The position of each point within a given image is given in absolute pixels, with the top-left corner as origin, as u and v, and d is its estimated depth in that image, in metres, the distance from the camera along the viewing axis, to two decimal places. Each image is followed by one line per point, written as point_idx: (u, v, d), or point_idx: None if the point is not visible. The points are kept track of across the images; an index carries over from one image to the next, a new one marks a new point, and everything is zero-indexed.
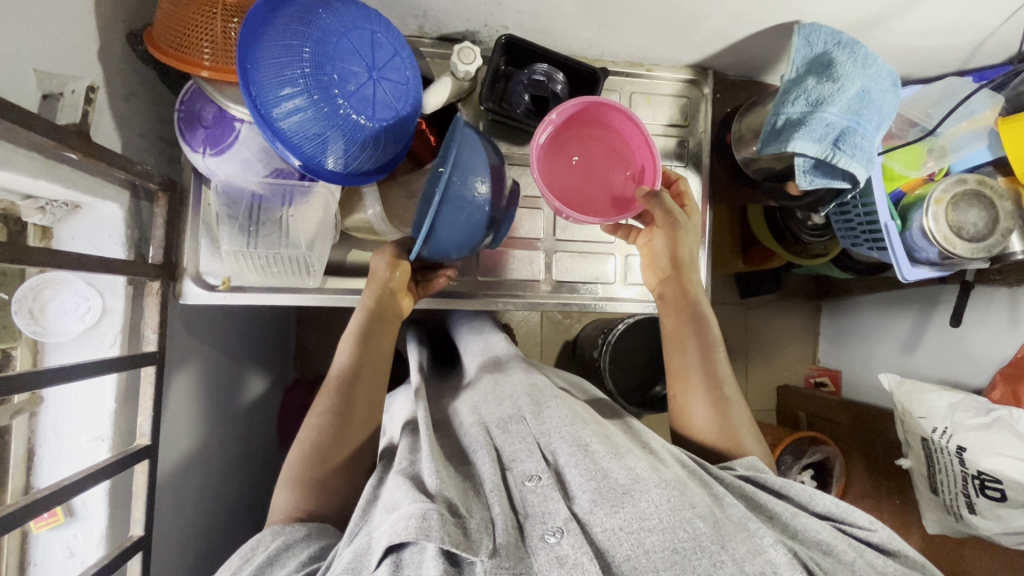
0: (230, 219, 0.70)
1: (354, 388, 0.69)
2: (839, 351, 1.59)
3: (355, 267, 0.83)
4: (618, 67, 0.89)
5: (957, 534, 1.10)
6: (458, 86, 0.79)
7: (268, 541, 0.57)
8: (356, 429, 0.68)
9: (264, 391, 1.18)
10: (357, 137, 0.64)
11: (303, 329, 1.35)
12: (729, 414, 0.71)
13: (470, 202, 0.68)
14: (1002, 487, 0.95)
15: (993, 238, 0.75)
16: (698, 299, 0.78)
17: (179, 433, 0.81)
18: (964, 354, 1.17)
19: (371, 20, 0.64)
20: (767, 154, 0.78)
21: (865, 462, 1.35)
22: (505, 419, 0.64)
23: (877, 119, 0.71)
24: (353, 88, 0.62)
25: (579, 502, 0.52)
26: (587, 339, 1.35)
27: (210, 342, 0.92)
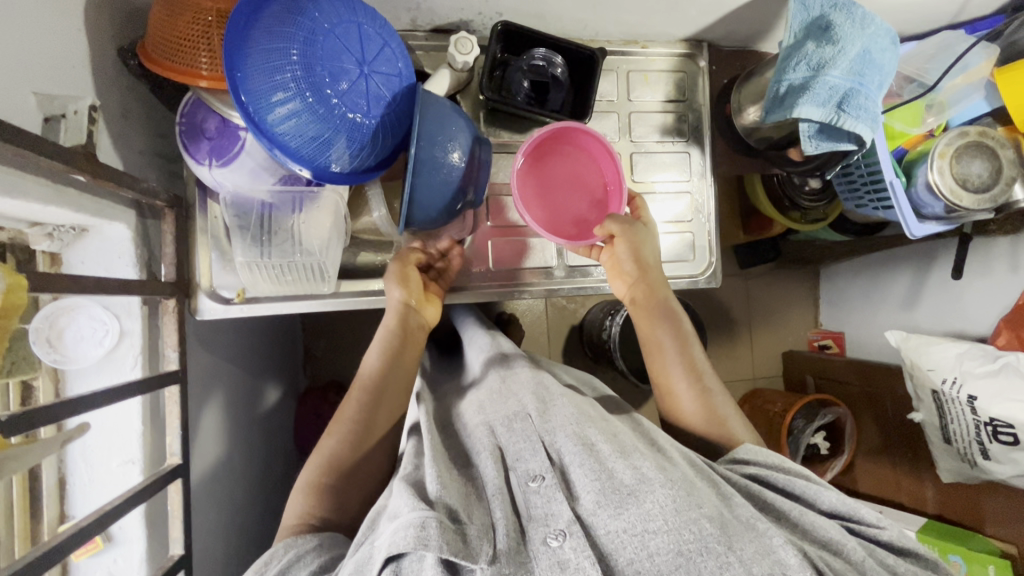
0: (241, 231, 0.69)
1: (380, 403, 0.69)
2: (840, 312, 1.61)
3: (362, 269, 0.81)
4: (614, 46, 0.88)
5: (971, 480, 1.13)
6: (456, 77, 0.78)
7: (281, 554, 0.57)
8: (375, 430, 0.68)
9: (279, 401, 1.18)
10: (358, 135, 0.64)
11: (310, 335, 1.35)
12: (718, 403, 0.73)
13: (446, 167, 0.67)
14: (1014, 431, 0.97)
15: (998, 187, 0.76)
16: (667, 295, 0.79)
17: (204, 449, 0.80)
18: (965, 307, 1.19)
19: (356, 10, 0.62)
20: (772, 121, 0.78)
21: (875, 419, 1.38)
22: (508, 417, 0.63)
23: (878, 78, 0.72)
24: (346, 85, 0.61)
25: (583, 503, 0.52)
26: (593, 323, 1.36)
27: (226, 356, 0.91)
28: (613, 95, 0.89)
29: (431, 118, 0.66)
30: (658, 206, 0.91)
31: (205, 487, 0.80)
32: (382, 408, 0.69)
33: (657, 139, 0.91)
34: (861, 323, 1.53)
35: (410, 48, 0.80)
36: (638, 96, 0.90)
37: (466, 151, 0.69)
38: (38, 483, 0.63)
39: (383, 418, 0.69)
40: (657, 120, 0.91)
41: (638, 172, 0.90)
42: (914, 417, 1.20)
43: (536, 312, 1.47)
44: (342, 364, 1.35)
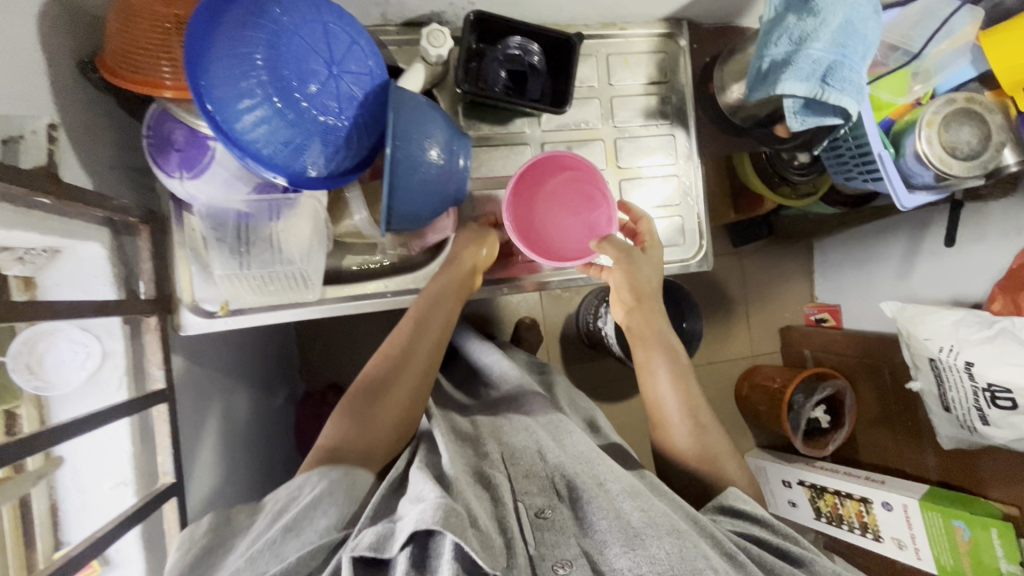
0: (218, 243, 0.67)
1: (410, 356, 0.75)
2: (836, 285, 1.61)
3: (349, 273, 0.81)
4: (592, 30, 0.86)
5: (971, 445, 1.13)
6: (431, 71, 0.76)
7: (312, 483, 0.62)
8: (410, 366, 0.74)
9: (277, 408, 1.18)
10: (332, 138, 0.62)
11: (305, 340, 1.34)
12: (711, 441, 0.77)
13: (424, 165, 0.65)
14: (1012, 396, 0.97)
15: (988, 153, 0.75)
16: (663, 329, 0.82)
17: (202, 464, 0.79)
18: (960, 274, 1.19)
19: (320, 8, 0.60)
20: (754, 99, 0.76)
21: (875, 390, 1.38)
22: (522, 451, 0.72)
23: (862, 48, 0.70)
24: (316, 87, 0.59)
25: (588, 545, 0.57)
26: (587, 311, 1.35)
27: (218, 369, 0.90)
28: (593, 81, 0.87)
29: (406, 112, 0.64)
30: (646, 189, 0.90)
31: (206, 501, 0.79)
32: (419, 345, 0.76)
33: (641, 123, 0.89)
34: (857, 294, 1.52)
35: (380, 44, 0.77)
36: (619, 80, 0.88)
37: (445, 147, 0.68)
38: (28, 511, 0.58)
39: (413, 369, 0.74)
40: (640, 103, 0.89)
41: (623, 157, 0.89)
42: (914, 387, 1.20)
43: (530, 303, 1.46)
44: (339, 368, 1.35)
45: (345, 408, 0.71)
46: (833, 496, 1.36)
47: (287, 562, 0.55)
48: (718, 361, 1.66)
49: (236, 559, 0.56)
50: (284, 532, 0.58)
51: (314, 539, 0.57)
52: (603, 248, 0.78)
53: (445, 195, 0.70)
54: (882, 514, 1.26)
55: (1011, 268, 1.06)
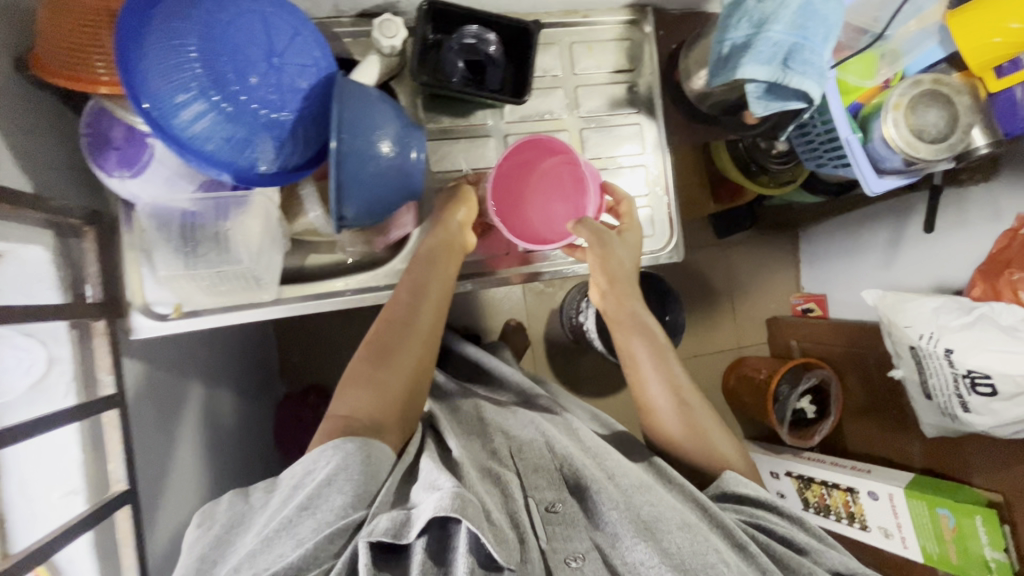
0: (162, 242, 0.65)
1: (415, 316, 0.73)
2: (821, 275, 1.59)
3: (313, 271, 0.80)
4: (553, 18, 0.84)
5: (954, 433, 1.12)
6: (386, 63, 0.74)
7: (327, 457, 0.61)
8: (415, 333, 0.72)
9: (255, 411, 1.16)
10: (278, 132, 0.60)
11: (284, 342, 1.33)
12: (697, 417, 0.77)
13: (375, 157, 0.64)
14: (992, 381, 0.97)
15: (955, 136, 0.73)
16: (640, 309, 0.81)
17: (166, 470, 0.78)
18: (942, 260, 1.18)
19: None
20: (717, 85, 0.75)
21: (860, 379, 1.37)
22: (525, 446, 0.77)
23: (824, 30, 0.67)
24: (256, 80, 0.57)
25: (600, 539, 0.64)
26: (570, 306, 1.34)
27: (185, 374, 0.88)
28: (558, 70, 0.85)
29: (354, 104, 0.62)
30: (615, 179, 0.88)
31: (173, 507, 0.78)
32: (422, 311, 0.73)
33: (608, 114, 0.87)
34: (841, 282, 1.51)
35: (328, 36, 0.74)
36: (584, 69, 0.86)
37: (397, 141, 0.66)
38: None
39: (419, 330, 0.72)
40: (606, 92, 0.87)
41: (589, 148, 0.87)
42: (895, 375, 1.19)
43: (511, 299, 1.45)
44: (319, 370, 1.34)
45: (355, 376, 0.69)
46: (820, 486, 1.35)
47: (304, 542, 0.55)
48: (705, 354, 1.65)
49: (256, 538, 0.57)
50: (300, 510, 0.57)
51: (331, 519, 0.57)
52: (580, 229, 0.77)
53: (399, 189, 0.68)
54: (868, 503, 1.25)
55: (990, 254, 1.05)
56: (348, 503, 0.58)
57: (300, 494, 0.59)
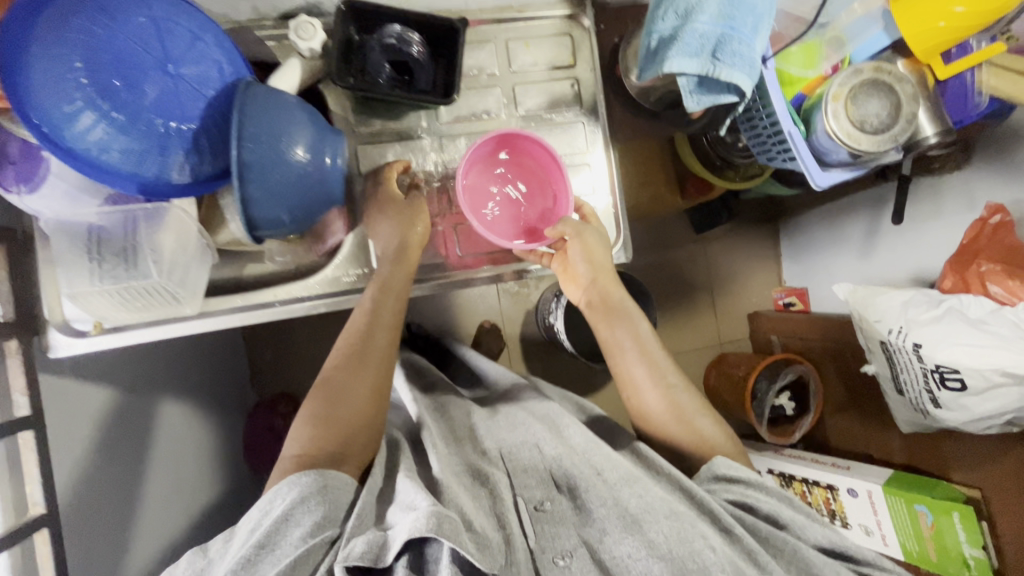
0: (66, 257, 0.62)
1: (371, 343, 0.71)
2: (803, 269, 1.53)
3: (254, 280, 0.78)
4: (488, 15, 0.82)
5: (927, 428, 1.08)
6: (310, 66, 0.72)
7: (285, 492, 0.58)
8: (372, 356, 0.71)
9: (225, 424, 1.13)
10: (182, 143, 0.59)
11: (254, 349, 1.30)
12: (681, 399, 0.75)
13: (286, 165, 0.62)
14: (960, 376, 0.91)
15: (899, 125, 0.71)
16: (621, 298, 0.80)
17: (121, 486, 0.76)
18: (920, 248, 1.14)
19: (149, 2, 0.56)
20: (650, 80, 0.73)
21: (839, 373, 1.33)
22: (518, 445, 0.74)
23: (752, 20, 0.64)
24: (152, 89, 0.56)
25: (587, 533, 0.62)
26: (545, 305, 1.31)
27: (139, 390, 0.86)
28: (495, 69, 0.83)
29: (261, 110, 0.60)
30: None
31: (131, 524, 0.76)
32: (376, 335, 0.71)
33: (548, 112, 0.85)
34: (821, 272, 1.46)
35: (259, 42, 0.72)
36: (521, 66, 0.84)
37: (314, 147, 0.65)
38: None
39: (378, 353, 0.71)
40: (546, 89, 0.84)
41: None
42: (868, 370, 1.15)
43: (485, 300, 1.40)
44: (292, 376, 1.31)
45: (312, 414, 0.66)
46: (801, 483, 1.30)
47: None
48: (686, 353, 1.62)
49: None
50: (258, 548, 0.54)
51: (293, 549, 0.54)
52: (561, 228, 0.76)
53: (320, 196, 0.66)
54: (848, 501, 1.21)
55: (960, 244, 1.00)
56: (309, 530, 0.55)
57: (256, 532, 0.56)
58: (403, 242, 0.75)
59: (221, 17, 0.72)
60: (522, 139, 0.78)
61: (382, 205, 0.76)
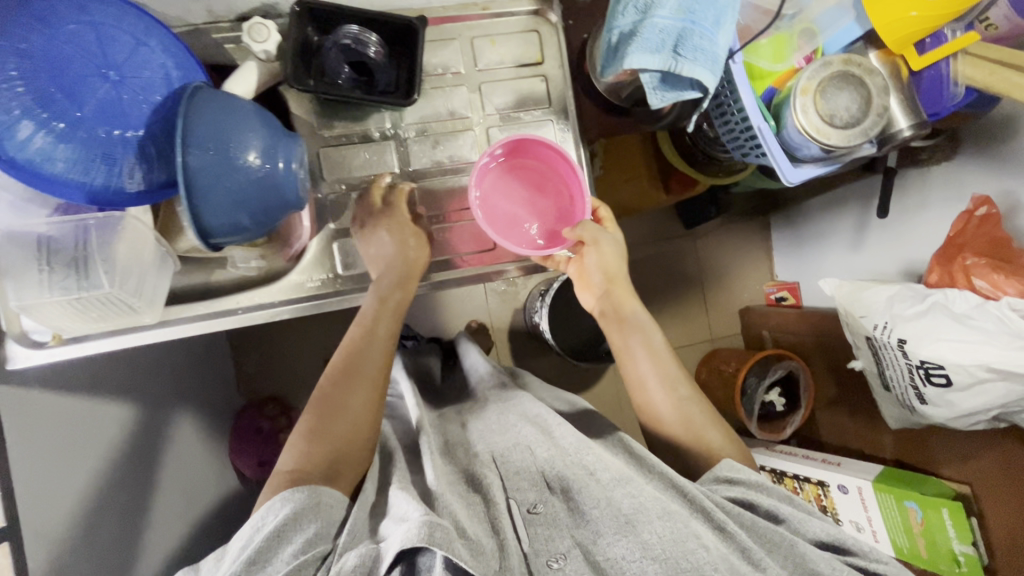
0: (12, 268, 0.61)
1: (366, 355, 0.71)
2: (797, 263, 1.45)
3: (222, 286, 0.78)
4: (451, 13, 0.80)
5: (916, 425, 1.01)
6: (268, 69, 0.72)
7: (279, 508, 0.58)
8: (366, 370, 0.71)
9: (210, 429, 1.10)
10: (130, 150, 0.59)
11: (239, 351, 1.25)
12: (693, 410, 0.75)
13: (238, 170, 0.61)
14: (946, 372, 0.85)
15: (869, 119, 0.69)
16: (636, 309, 0.80)
17: (86, 497, 0.73)
18: (911, 240, 1.06)
19: (87, 7, 0.56)
20: (613, 77, 0.71)
21: (830, 368, 1.25)
22: (509, 448, 0.71)
23: (715, 14, 0.63)
24: (94, 97, 0.57)
25: (581, 535, 0.58)
26: (533, 303, 1.28)
27: (101, 392, 0.83)
28: (460, 67, 0.81)
29: (210, 115, 0.59)
30: None
31: (99, 536, 0.74)
32: (371, 352, 0.72)
33: (517, 111, 0.83)
34: (813, 263, 1.38)
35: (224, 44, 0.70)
36: (488, 64, 0.82)
37: (269, 152, 0.63)
38: None
39: (373, 364, 0.71)
40: (515, 88, 0.83)
41: None
42: (854, 366, 1.08)
43: (473, 298, 1.35)
44: (282, 378, 1.27)
45: (307, 429, 0.66)
46: (791, 480, 1.20)
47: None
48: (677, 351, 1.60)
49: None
50: (249, 565, 0.54)
51: (286, 565, 0.54)
52: (582, 230, 0.76)
53: (276, 203, 0.64)
54: (838, 498, 1.11)
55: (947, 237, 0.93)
56: (300, 547, 0.55)
57: (249, 547, 0.55)
58: (405, 257, 0.75)
59: (177, 21, 0.70)
60: (536, 144, 0.76)
61: (394, 226, 0.75)
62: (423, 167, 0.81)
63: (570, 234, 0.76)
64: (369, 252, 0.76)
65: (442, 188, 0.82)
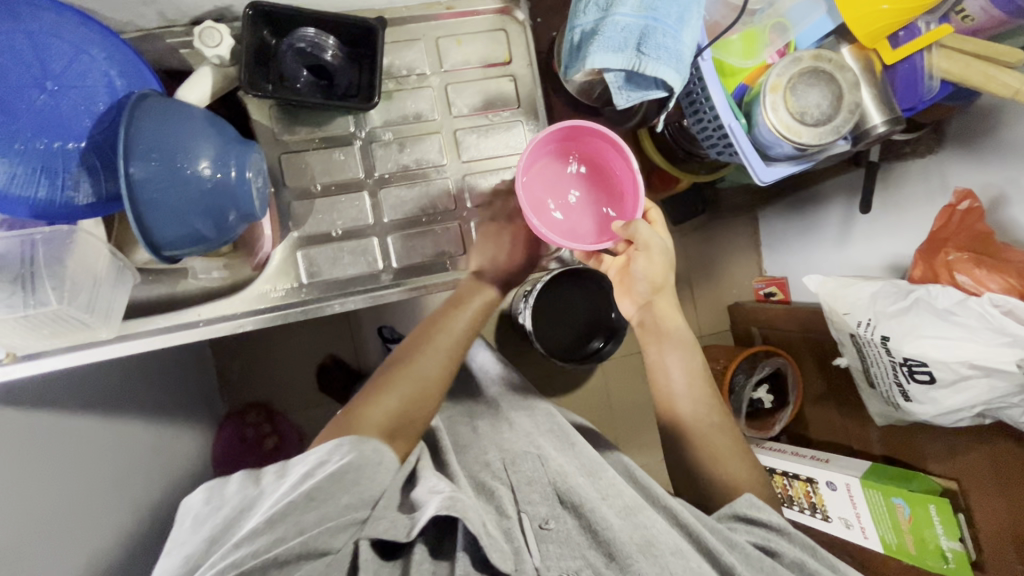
0: None
1: (446, 330, 0.73)
2: (783, 255, 1.36)
3: (185, 298, 0.76)
4: (414, 13, 0.78)
5: (899, 422, 0.96)
6: (225, 74, 0.70)
7: (342, 453, 0.58)
8: (444, 346, 0.72)
9: (202, 440, 1.05)
10: (71, 160, 0.61)
11: (222, 356, 1.15)
12: (723, 438, 0.74)
13: (190, 181, 0.60)
14: (928, 369, 0.81)
15: (841, 116, 0.68)
16: (678, 328, 0.78)
17: (107, 514, 0.72)
18: (897, 234, 1.02)
19: (19, 16, 0.57)
20: (577, 77, 0.69)
21: (818, 365, 1.17)
22: (518, 456, 0.72)
23: (678, 9, 0.61)
24: (29, 108, 0.59)
25: (593, 556, 0.62)
26: (514, 302, 1.19)
27: (100, 405, 0.78)
28: (426, 67, 0.79)
29: (157, 123, 0.59)
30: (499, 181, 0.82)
31: (123, 549, 0.73)
32: (450, 334, 0.73)
33: (487, 112, 0.81)
34: (801, 259, 1.30)
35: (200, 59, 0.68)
36: (453, 65, 0.80)
37: (224, 162, 0.62)
38: None
39: (450, 340, 0.73)
40: (482, 89, 0.81)
41: (465, 150, 0.81)
42: (840, 362, 1.04)
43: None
44: (267, 385, 1.16)
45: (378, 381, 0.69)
46: (780, 476, 1.14)
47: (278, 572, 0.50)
48: None
49: (259, 517, 0.54)
50: (306, 500, 0.54)
51: (336, 514, 0.54)
52: (633, 230, 0.69)
53: (234, 211, 0.63)
54: (828, 494, 1.05)
55: (930, 231, 0.89)
56: (351, 501, 0.55)
57: (309, 481, 0.55)
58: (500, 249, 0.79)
59: (127, 26, 0.68)
60: (589, 133, 0.74)
61: (518, 231, 0.79)
62: (389, 171, 0.79)
63: (618, 230, 0.70)
64: (477, 241, 0.79)
65: (408, 194, 0.79)
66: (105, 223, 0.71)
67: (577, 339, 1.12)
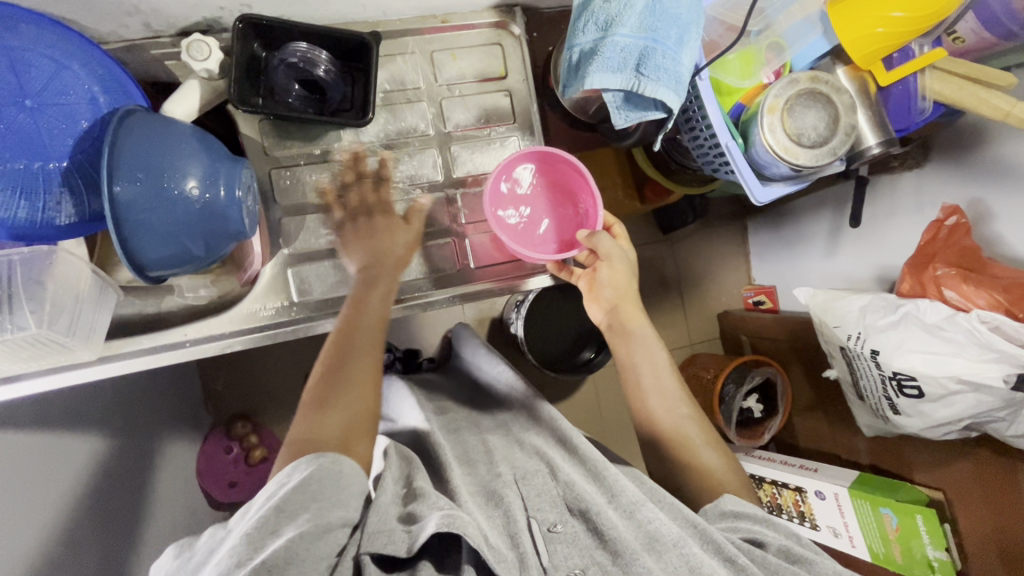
0: None
1: (360, 326, 0.66)
2: (771, 263, 1.36)
3: (171, 316, 0.73)
4: (408, 25, 0.77)
5: (887, 434, 0.97)
6: (213, 88, 0.68)
7: (301, 469, 0.54)
8: (359, 339, 0.66)
9: (183, 454, 1.00)
10: (51, 181, 0.60)
11: (210, 369, 1.11)
12: (691, 430, 0.74)
13: (175, 199, 0.58)
14: (918, 384, 0.82)
15: (836, 139, 0.68)
16: (642, 324, 0.77)
17: (77, 537, 0.68)
18: (885, 245, 1.02)
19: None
20: (575, 96, 0.69)
21: (807, 374, 1.18)
22: (529, 471, 0.68)
23: (677, 31, 0.61)
24: (4, 127, 0.57)
25: (601, 554, 0.59)
26: (507, 313, 1.18)
27: (73, 422, 0.74)
28: (419, 82, 0.78)
29: (142, 140, 0.57)
30: None
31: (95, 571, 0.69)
32: (359, 334, 0.66)
33: (484, 126, 0.80)
34: (792, 269, 1.29)
35: (194, 76, 0.67)
36: (447, 79, 0.79)
37: (213, 179, 0.60)
38: None
39: (369, 334, 0.66)
40: (478, 104, 0.80)
41: (461, 165, 0.80)
42: (829, 374, 1.04)
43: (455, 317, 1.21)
44: (254, 394, 1.13)
45: (311, 401, 0.62)
46: (769, 485, 1.13)
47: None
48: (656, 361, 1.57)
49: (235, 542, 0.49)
50: (275, 513, 0.51)
51: (310, 521, 0.51)
52: (595, 240, 0.73)
53: (222, 230, 0.61)
54: (816, 503, 1.04)
55: (918, 245, 0.88)
56: (323, 505, 0.52)
57: (271, 501, 0.52)
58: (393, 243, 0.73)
59: (112, 36, 0.66)
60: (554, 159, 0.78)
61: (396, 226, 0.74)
62: (382, 186, 0.77)
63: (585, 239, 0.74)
64: (357, 234, 0.73)
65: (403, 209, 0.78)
66: (86, 242, 0.69)
67: (569, 350, 1.11)
